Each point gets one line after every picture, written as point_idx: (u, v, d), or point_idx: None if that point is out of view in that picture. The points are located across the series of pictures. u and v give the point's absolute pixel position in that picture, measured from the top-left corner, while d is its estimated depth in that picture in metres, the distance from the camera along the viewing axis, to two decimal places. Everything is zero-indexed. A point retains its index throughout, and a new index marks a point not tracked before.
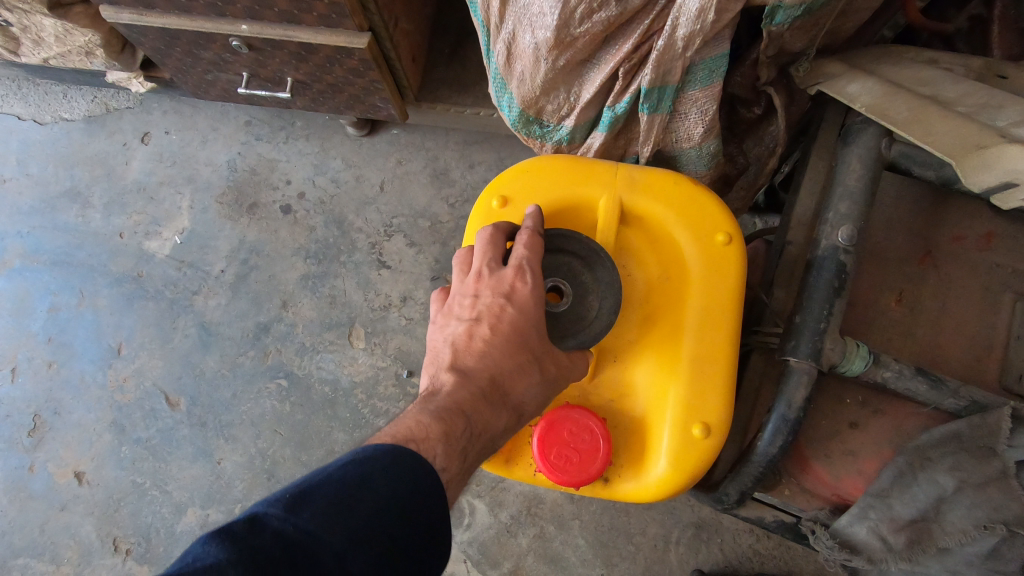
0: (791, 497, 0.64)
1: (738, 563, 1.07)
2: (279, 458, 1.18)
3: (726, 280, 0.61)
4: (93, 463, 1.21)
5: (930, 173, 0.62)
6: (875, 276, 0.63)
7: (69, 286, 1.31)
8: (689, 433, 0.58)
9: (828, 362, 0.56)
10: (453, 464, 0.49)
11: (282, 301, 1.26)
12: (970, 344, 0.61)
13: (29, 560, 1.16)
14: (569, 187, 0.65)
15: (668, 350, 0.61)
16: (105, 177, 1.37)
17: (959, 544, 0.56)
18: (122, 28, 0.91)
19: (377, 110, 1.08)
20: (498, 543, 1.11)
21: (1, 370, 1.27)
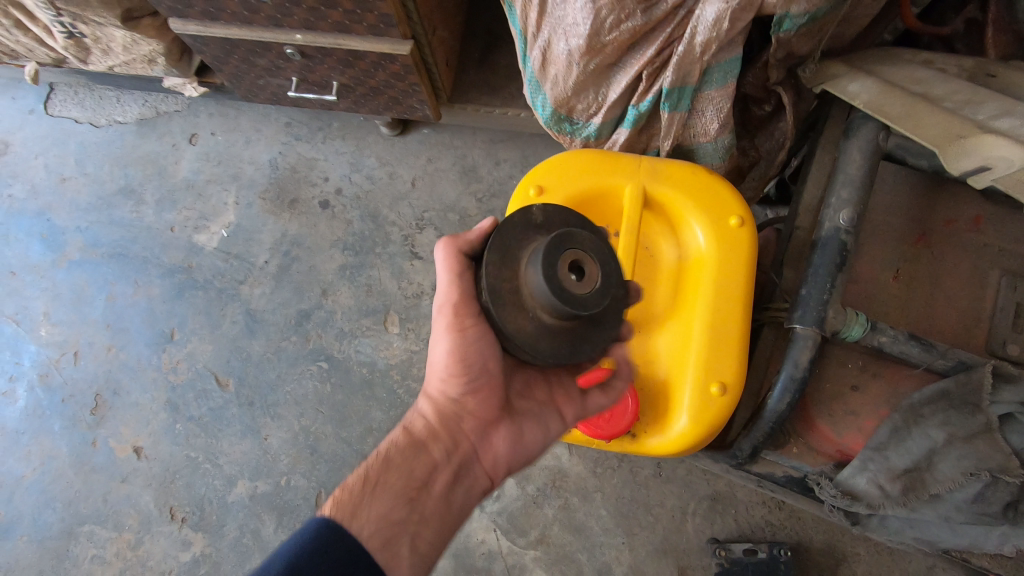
0: (800, 455, 0.72)
1: (751, 532, 1.14)
2: (321, 435, 1.27)
3: (739, 257, 0.68)
4: (150, 439, 1.31)
5: (922, 162, 0.69)
6: (875, 254, 0.71)
7: (124, 276, 1.41)
8: (708, 391, 0.66)
9: (831, 329, 0.64)
10: (363, 497, 0.60)
11: (322, 289, 1.35)
12: (961, 314, 0.68)
13: (93, 527, 1.26)
14: (598, 176, 0.73)
15: (687, 321, 0.69)
16: (157, 176, 1.48)
17: (950, 491, 0.63)
18: (188, 38, 1.00)
19: (414, 111, 1.17)
20: (526, 514, 1.19)
21: (64, 354, 1.38)
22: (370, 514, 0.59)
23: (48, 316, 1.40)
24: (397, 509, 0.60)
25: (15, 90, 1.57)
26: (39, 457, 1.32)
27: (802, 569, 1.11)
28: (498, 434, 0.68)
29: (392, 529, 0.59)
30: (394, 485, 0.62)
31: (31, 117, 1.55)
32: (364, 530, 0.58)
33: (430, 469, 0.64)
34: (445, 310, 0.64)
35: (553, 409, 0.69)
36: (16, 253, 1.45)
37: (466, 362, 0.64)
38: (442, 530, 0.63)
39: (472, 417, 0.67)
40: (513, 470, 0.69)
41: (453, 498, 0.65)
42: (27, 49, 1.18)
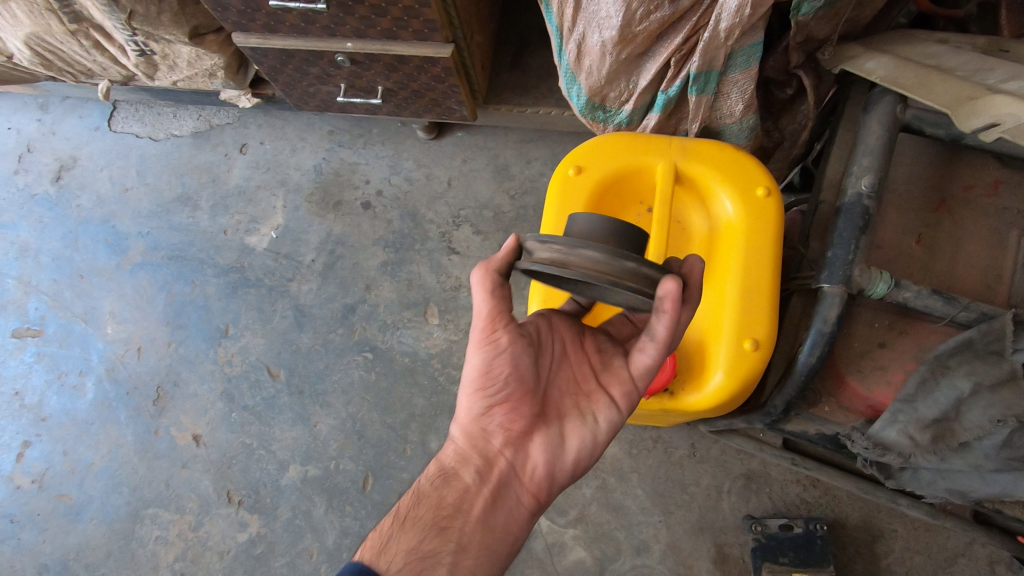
0: (832, 413, 0.77)
1: (786, 510, 1.15)
2: (367, 421, 1.33)
3: (766, 223, 0.75)
4: (208, 427, 1.39)
5: (939, 132, 0.74)
6: (897, 220, 0.76)
7: (182, 276, 1.52)
8: (741, 346, 0.73)
9: (857, 287, 0.68)
10: (395, 532, 0.68)
11: (366, 284, 1.43)
12: (981, 273, 0.73)
13: (157, 510, 1.35)
14: (632, 156, 0.81)
15: (719, 283, 0.76)
16: (211, 183, 1.58)
17: (977, 438, 0.67)
18: (249, 50, 1.10)
19: (452, 112, 1.25)
20: (564, 494, 1.20)
21: (129, 349, 1.48)
22: (401, 547, 0.66)
23: (113, 314, 1.51)
24: (429, 540, 0.67)
25: (83, 109, 1.71)
26: (107, 445, 1.41)
27: (839, 546, 1.12)
28: (532, 445, 0.74)
29: (423, 559, 0.65)
30: (423, 518, 0.69)
31: (97, 133, 1.68)
32: (391, 565, 0.64)
33: (462, 493, 0.71)
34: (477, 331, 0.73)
35: (586, 406, 0.75)
36: (84, 258, 1.57)
37: (488, 376, 0.72)
38: (482, 552, 0.68)
39: (503, 433, 0.74)
40: (558, 478, 0.74)
41: (491, 519, 0.70)
42: (101, 67, 1.30)
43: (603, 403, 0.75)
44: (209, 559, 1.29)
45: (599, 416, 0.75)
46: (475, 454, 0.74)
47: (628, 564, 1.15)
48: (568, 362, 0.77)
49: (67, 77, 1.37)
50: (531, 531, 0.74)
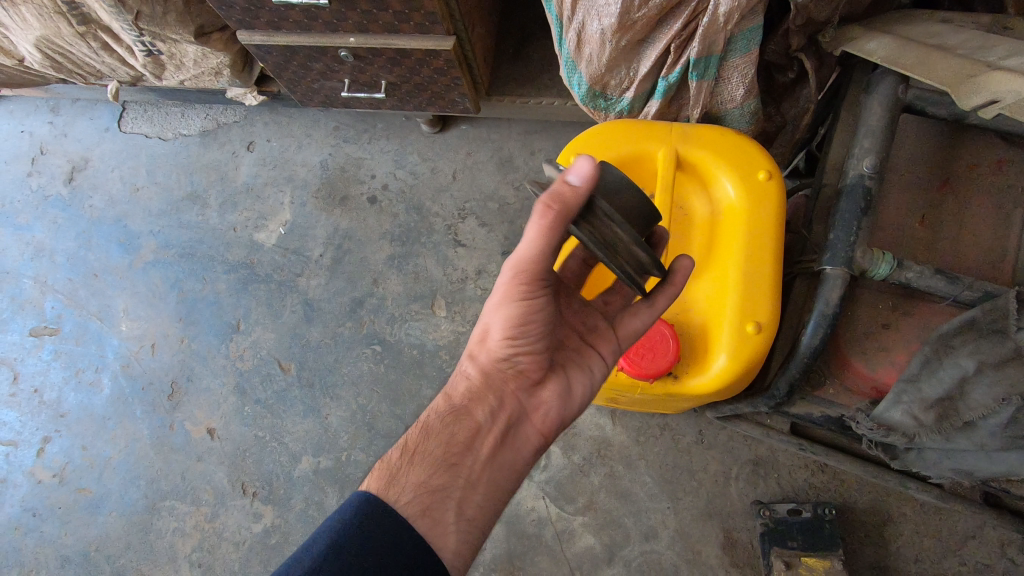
0: (837, 395, 0.78)
1: (795, 495, 1.15)
2: (377, 412, 1.35)
3: (768, 208, 0.76)
4: (221, 420, 1.41)
5: (942, 111, 0.75)
6: (901, 202, 0.79)
7: (194, 273, 1.54)
8: (745, 330, 0.74)
9: (859, 269, 0.69)
10: (403, 466, 0.68)
11: (373, 278, 1.45)
12: (987, 253, 0.75)
13: (174, 502, 1.37)
14: (634, 144, 0.82)
15: (721, 269, 0.78)
16: (219, 181, 1.60)
17: (982, 417, 0.67)
18: (254, 48, 1.11)
19: (455, 105, 1.25)
20: (573, 481, 1.22)
21: (143, 345, 1.51)
22: (411, 480, 0.67)
23: (127, 312, 1.54)
24: (439, 475, 0.67)
25: (92, 111, 1.73)
26: (125, 440, 1.44)
27: (848, 530, 1.12)
28: (542, 391, 0.75)
29: (433, 493, 0.66)
30: (433, 454, 0.69)
31: (107, 134, 1.71)
32: (401, 499, 0.65)
33: (473, 432, 0.71)
34: (518, 272, 0.68)
35: (589, 358, 0.77)
36: (98, 256, 1.60)
37: (515, 321, 0.71)
38: (489, 490, 0.70)
39: (519, 378, 0.74)
40: (561, 425, 0.76)
41: (500, 460, 0.71)
42: (110, 68, 1.32)
43: (602, 358, 0.77)
44: (225, 550, 1.32)
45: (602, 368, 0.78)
46: (488, 393, 0.74)
47: (637, 549, 1.16)
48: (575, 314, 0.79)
49: (77, 79, 1.39)
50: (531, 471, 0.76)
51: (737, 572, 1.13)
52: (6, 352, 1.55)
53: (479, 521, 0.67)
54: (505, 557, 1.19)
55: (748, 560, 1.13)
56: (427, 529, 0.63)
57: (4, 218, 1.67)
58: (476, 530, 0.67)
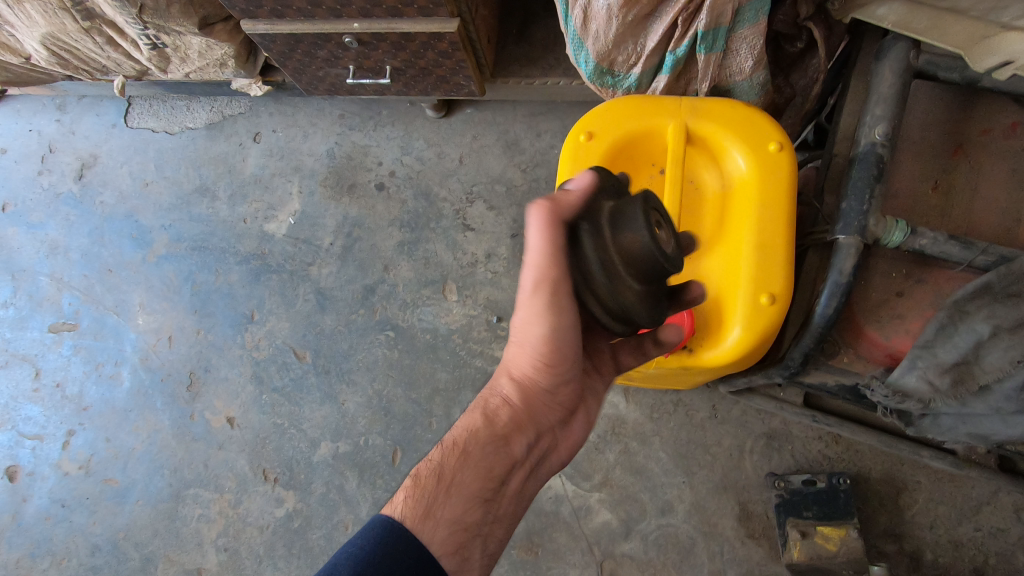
0: (851, 363, 0.78)
1: (809, 466, 1.16)
2: (392, 397, 1.37)
3: (779, 179, 0.77)
4: (240, 409, 1.44)
5: (955, 76, 0.75)
6: (914, 169, 0.80)
7: (207, 265, 1.56)
8: (759, 301, 0.75)
9: (874, 237, 0.70)
10: (439, 497, 0.68)
11: (384, 265, 1.46)
12: (1001, 217, 0.77)
13: (197, 490, 1.41)
14: (643, 119, 0.83)
15: (733, 241, 0.79)
16: (227, 173, 1.61)
17: (998, 380, 0.68)
18: (258, 37, 1.11)
19: (460, 88, 1.25)
20: (588, 459, 1.23)
21: (160, 338, 1.53)
22: (445, 515, 0.67)
23: (143, 306, 1.56)
24: (472, 512, 0.68)
25: (98, 107, 1.74)
26: (147, 430, 1.47)
27: (863, 499, 1.13)
28: (566, 427, 0.79)
29: (466, 532, 0.68)
30: (471, 487, 0.69)
31: (114, 130, 1.71)
32: (434, 537, 0.66)
33: (508, 464, 0.73)
34: (545, 291, 0.66)
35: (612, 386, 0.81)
36: (111, 252, 1.61)
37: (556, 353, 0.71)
38: (509, 522, 0.72)
39: (553, 411, 0.77)
40: (572, 454, 0.81)
41: (523, 493, 0.75)
42: (115, 63, 1.32)
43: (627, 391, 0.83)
44: (250, 535, 1.35)
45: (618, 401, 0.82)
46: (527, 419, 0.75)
47: (653, 524, 1.18)
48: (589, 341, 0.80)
49: (83, 75, 1.40)
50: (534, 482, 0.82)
51: (753, 542, 1.15)
52: (26, 349, 1.58)
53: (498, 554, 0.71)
54: (524, 534, 1.21)
55: (764, 531, 1.15)
56: (457, 567, 0.66)
57: (17, 217, 1.68)
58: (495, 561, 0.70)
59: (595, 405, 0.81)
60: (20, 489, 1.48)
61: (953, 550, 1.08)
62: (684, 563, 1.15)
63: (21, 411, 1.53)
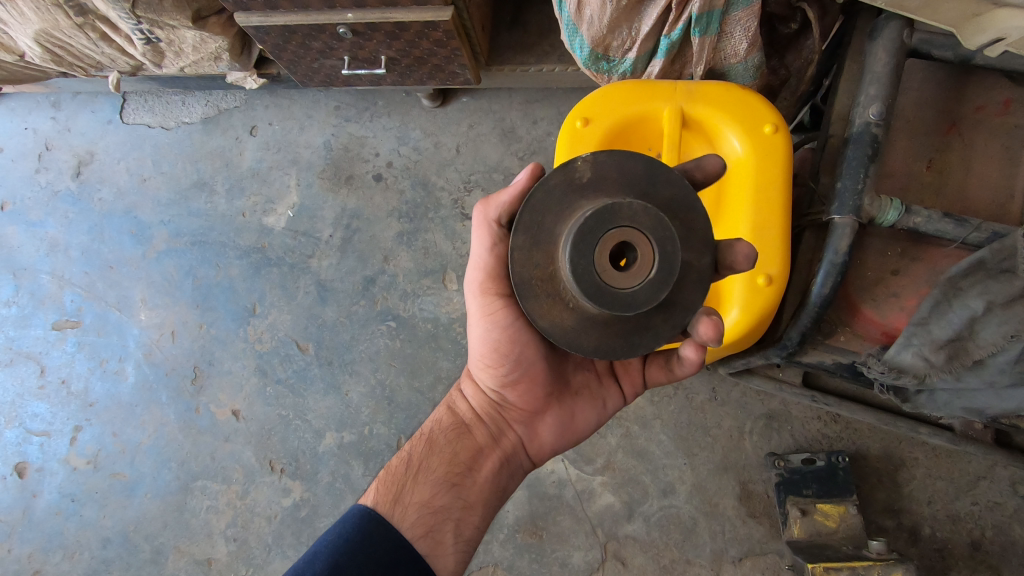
0: (848, 342, 0.81)
1: (808, 445, 1.18)
2: (396, 385, 1.38)
3: (773, 160, 0.78)
4: (245, 402, 1.45)
5: (948, 54, 0.75)
6: (908, 148, 0.81)
7: (207, 260, 1.56)
8: (756, 282, 0.77)
9: (868, 216, 0.71)
10: (407, 482, 0.73)
11: (384, 256, 1.46)
12: (995, 193, 0.78)
13: (205, 482, 1.42)
14: (638, 103, 0.83)
15: (730, 223, 0.80)
16: (225, 167, 1.61)
17: (992, 355, 0.69)
18: (252, 30, 1.10)
19: (455, 77, 1.25)
20: (590, 443, 1.24)
21: (163, 333, 1.54)
22: (414, 498, 0.72)
23: (145, 301, 1.57)
24: (440, 496, 0.73)
25: (93, 104, 1.74)
26: (153, 425, 1.49)
27: (862, 476, 1.15)
28: (550, 421, 0.80)
29: (435, 514, 0.71)
30: (437, 473, 0.75)
31: (110, 126, 1.71)
32: (405, 520, 0.70)
33: (473, 452, 0.78)
34: (477, 293, 0.75)
35: (598, 386, 0.82)
36: (111, 249, 1.62)
37: (500, 349, 0.75)
38: (485, 511, 0.75)
39: (518, 407, 0.80)
40: (560, 448, 0.82)
41: (497, 483, 0.78)
42: (110, 58, 1.32)
43: (614, 392, 0.83)
44: (258, 524, 1.37)
45: (608, 400, 0.82)
46: (491, 413, 0.80)
47: (656, 505, 1.19)
48: None
49: (77, 72, 1.40)
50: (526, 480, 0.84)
51: (754, 521, 1.17)
52: (30, 347, 1.59)
53: (475, 541, 0.73)
54: (529, 518, 1.23)
55: (765, 510, 1.17)
56: (429, 549, 0.69)
57: (16, 216, 1.69)
58: (473, 548, 0.73)
59: (584, 402, 0.81)
60: (29, 485, 1.49)
61: (951, 524, 1.10)
62: (686, 543, 1.17)
63: (28, 409, 1.55)
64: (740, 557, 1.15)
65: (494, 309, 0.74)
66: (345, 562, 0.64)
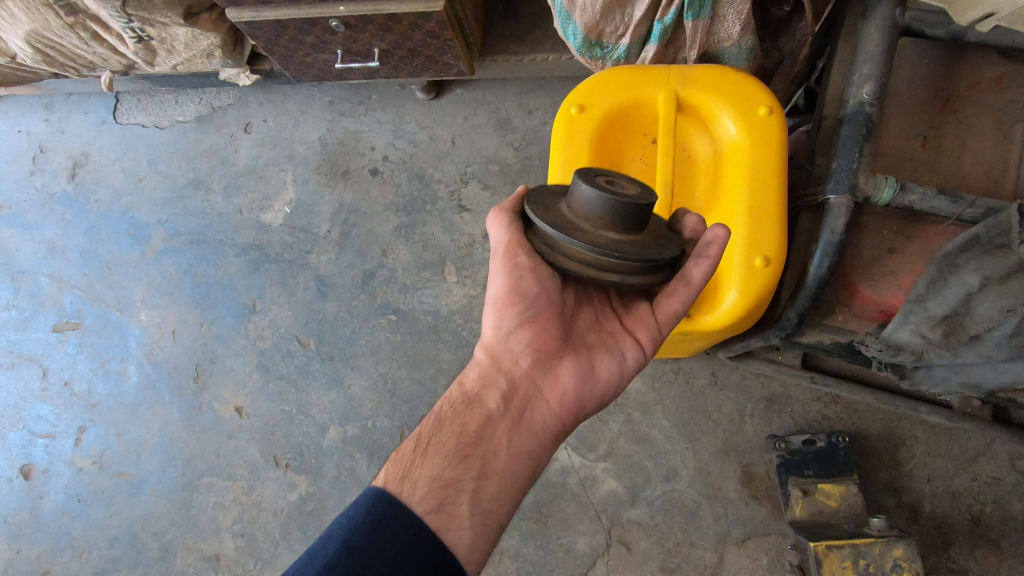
0: (845, 322, 0.82)
1: (809, 426, 1.19)
2: (397, 378, 1.39)
3: (769, 141, 0.78)
4: (248, 398, 1.46)
5: (940, 31, 0.75)
6: (902, 127, 0.81)
7: (206, 258, 1.56)
8: (753, 264, 0.77)
9: (863, 195, 0.72)
10: (417, 458, 0.71)
11: (382, 249, 1.47)
12: (989, 170, 0.78)
13: (211, 479, 1.43)
14: (633, 89, 0.84)
15: (727, 206, 0.80)
16: (220, 165, 1.61)
17: (988, 330, 0.69)
18: (244, 25, 1.10)
19: (449, 68, 1.25)
20: (592, 430, 1.25)
21: (164, 332, 1.54)
22: (423, 473, 0.69)
23: (145, 301, 1.57)
24: (450, 468, 0.70)
25: (87, 105, 1.73)
26: (157, 423, 1.49)
27: (862, 456, 1.16)
28: (569, 378, 0.78)
29: (447, 487, 0.68)
30: (446, 445, 0.72)
31: (104, 127, 1.71)
32: (415, 496, 0.67)
33: (484, 420, 0.75)
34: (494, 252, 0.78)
35: (615, 342, 0.81)
36: (109, 250, 1.62)
37: (520, 293, 0.77)
38: (503, 481, 0.71)
39: (533, 365, 0.78)
40: (583, 409, 0.79)
41: (515, 450, 0.74)
42: (102, 58, 1.32)
43: (634, 344, 0.81)
44: (265, 519, 1.38)
45: (627, 353, 0.80)
46: (501, 378, 0.78)
47: (659, 489, 1.20)
48: (586, 303, 0.84)
49: (70, 72, 1.39)
50: (550, 457, 0.78)
51: (757, 503, 1.18)
52: (32, 349, 1.60)
53: (494, 514, 0.69)
54: (533, 506, 1.24)
55: (766, 491, 1.18)
56: (440, 524, 0.65)
57: (13, 219, 1.68)
58: (492, 521, 0.69)
59: (603, 355, 0.80)
60: (35, 486, 1.50)
61: (951, 501, 1.11)
62: (690, 526, 1.18)
63: (32, 411, 1.55)
64: (743, 539, 1.17)
65: (516, 262, 0.77)
66: (359, 544, 0.61)
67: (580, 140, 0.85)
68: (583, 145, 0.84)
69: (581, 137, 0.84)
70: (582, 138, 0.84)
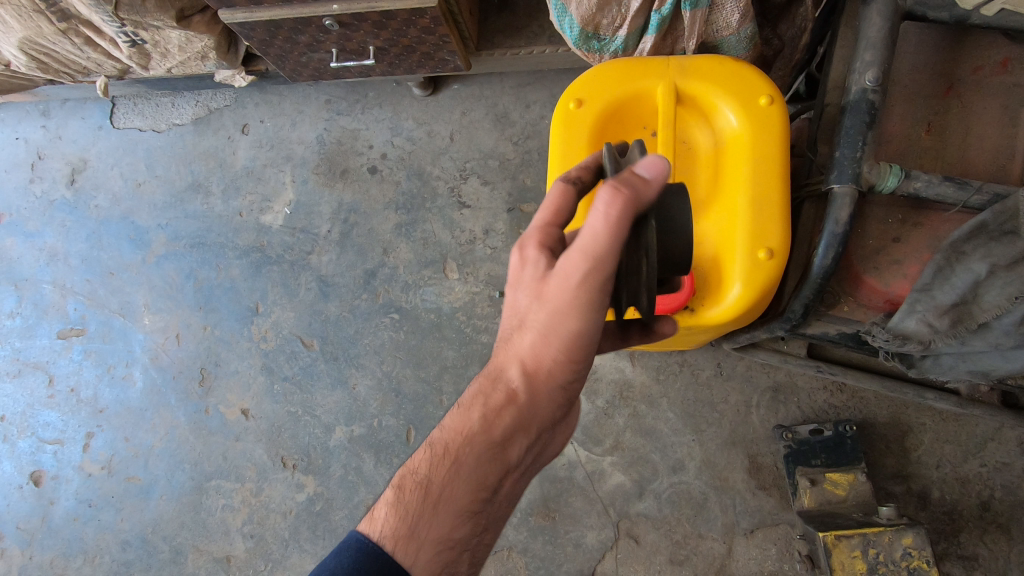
0: (851, 312, 0.80)
1: (816, 416, 1.18)
2: (402, 376, 1.39)
3: (770, 131, 0.77)
4: (253, 401, 1.46)
5: (944, 15, 0.73)
6: (906, 113, 0.80)
7: (207, 261, 1.56)
8: (757, 257, 0.76)
9: (867, 183, 0.71)
10: (422, 514, 0.64)
11: (383, 249, 1.46)
12: (995, 155, 0.77)
13: (219, 481, 1.44)
14: (632, 82, 0.83)
15: (728, 201, 0.80)
16: (219, 168, 1.61)
17: (996, 317, 0.68)
18: (237, 26, 1.09)
19: (446, 64, 1.24)
20: (598, 424, 1.25)
21: (168, 336, 1.54)
22: (428, 535, 0.63)
23: (148, 306, 1.57)
24: (461, 529, 0.64)
25: (84, 110, 1.72)
26: (164, 427, 1.50)
27: (870, 444, 1.16)
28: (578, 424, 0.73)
29: (453, 551, 0.64)
30: (459, 503, 0.64)
31: (101, 132, 1.70)
32: (417, 560, 0.62)
33: (503, 474, 0.67)
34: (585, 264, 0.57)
35: None
36: (111, 255, 1.62)
37: (582, 344, 0.63)
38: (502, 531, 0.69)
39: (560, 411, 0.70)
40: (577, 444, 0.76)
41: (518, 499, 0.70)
42: (97, 63, 1.31)
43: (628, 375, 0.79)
44: (274, 520, 1.39)
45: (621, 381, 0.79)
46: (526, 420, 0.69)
47: (666, 482, 1.20)
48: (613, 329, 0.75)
49: (64, 78, 1.39)
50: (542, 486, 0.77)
51: (764, 493, 1.18)
52: (37, 357, 1.60)
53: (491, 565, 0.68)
54: (541, 501, 1.24)
55: (774, 482, 1.18)
56: None
57: (14, 227, 1.68)
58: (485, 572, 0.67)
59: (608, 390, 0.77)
60: (46, 492, 1.51)
61: (960, 487, 1.11)
62: (697, 517, 1.18)
63: (39, 418, 1.56)
64: (751, 529, 1.17)
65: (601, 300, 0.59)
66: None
67: (580, 138, 0.84)
68: (582, 142, 0.84)
69: (580, 134, 0.84)
70: (581, 136, 0.84)
